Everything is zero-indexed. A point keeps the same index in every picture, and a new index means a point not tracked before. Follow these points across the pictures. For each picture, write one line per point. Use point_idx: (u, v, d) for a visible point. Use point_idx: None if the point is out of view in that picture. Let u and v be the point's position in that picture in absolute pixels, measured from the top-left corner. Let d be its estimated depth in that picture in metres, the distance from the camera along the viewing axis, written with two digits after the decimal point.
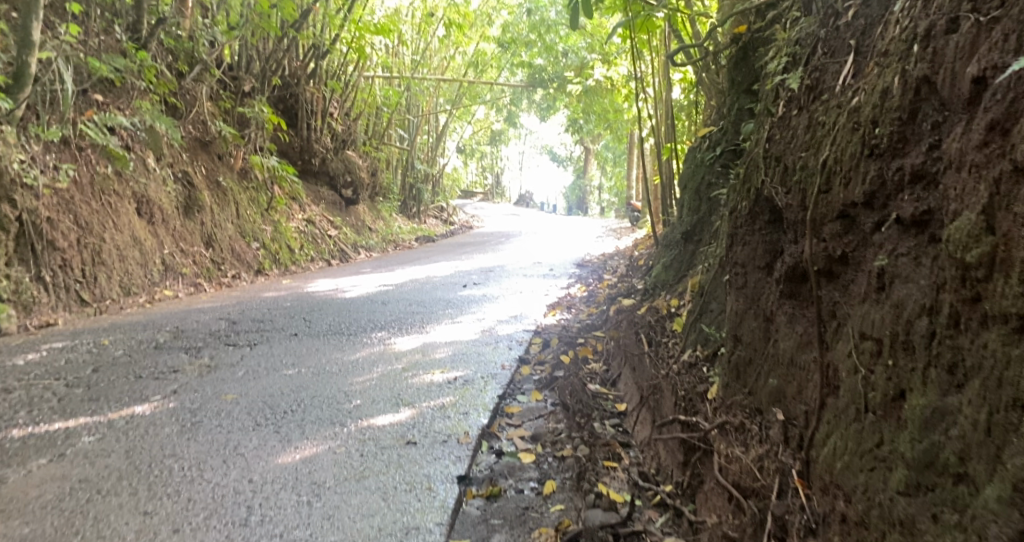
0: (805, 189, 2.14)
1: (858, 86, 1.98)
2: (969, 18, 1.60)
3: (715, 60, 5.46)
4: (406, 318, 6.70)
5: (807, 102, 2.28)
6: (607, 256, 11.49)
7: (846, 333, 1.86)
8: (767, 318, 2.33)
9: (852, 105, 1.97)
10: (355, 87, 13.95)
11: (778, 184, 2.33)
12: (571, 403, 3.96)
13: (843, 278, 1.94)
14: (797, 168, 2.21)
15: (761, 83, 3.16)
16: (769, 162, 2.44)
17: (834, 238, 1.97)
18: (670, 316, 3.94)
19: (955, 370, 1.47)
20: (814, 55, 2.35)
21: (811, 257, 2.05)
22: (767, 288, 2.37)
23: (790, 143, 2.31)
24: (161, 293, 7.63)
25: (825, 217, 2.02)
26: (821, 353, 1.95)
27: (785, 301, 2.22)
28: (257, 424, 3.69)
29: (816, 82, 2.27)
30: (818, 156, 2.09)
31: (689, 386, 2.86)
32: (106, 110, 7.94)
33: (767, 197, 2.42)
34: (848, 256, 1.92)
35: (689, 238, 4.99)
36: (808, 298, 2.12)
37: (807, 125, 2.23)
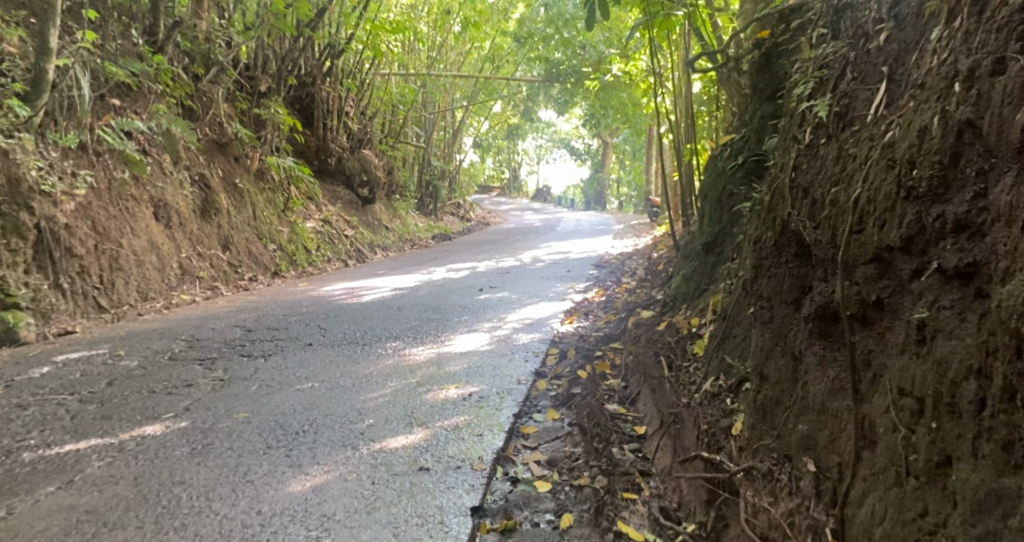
0: (836, 227, 2.17)
1: (893, 119, 2.03)
2: (1017, 59, 1.66)
3: (737, 65, 5.29)
4: (420, 326, 6.59)
5: (836, 131, 2.30)
6: (625, 256, 11.34)
7: (883, 386, 1.94)
8: (795, 358, 2.32)
9: (885, 139, 2.02)
10: (371, 86, 13.84)
11: (806, 218, 2.32)
12: (589, 426, 3.82)
13: (877, 326, 2.01)
14: (826, 204, 2.22)
15: (787, 99, 3.06)
16: (796, 192, 2.40)
17: (868, 282, 2.03)
18: (691, 336, 3.80)
19: (1012, 449, 1.55)
20: (843, 79, 2.35)
21: (844, 300, 2.10)
22: (796, 326, 2.34)
23: (818, 176, 2.30)
24: (179, 297, 7.58)
25: (857, 259, 2.07)
26: (855, 404, 2.01)
27: (814, 340, 2.25)
28: (268, 447, 3.62)
29: (846, 107, 2.29)
30: (851, 194, 2.11)
31: (712, 420, 2.75)
32: (124, 115, 7.91)
33: (795, 229, 2.38)
34: (883, 302, 1.99)
35: (711, 249, 4.79)
36: (839, 339, 2.16)
37: (836, 156, 2.24)
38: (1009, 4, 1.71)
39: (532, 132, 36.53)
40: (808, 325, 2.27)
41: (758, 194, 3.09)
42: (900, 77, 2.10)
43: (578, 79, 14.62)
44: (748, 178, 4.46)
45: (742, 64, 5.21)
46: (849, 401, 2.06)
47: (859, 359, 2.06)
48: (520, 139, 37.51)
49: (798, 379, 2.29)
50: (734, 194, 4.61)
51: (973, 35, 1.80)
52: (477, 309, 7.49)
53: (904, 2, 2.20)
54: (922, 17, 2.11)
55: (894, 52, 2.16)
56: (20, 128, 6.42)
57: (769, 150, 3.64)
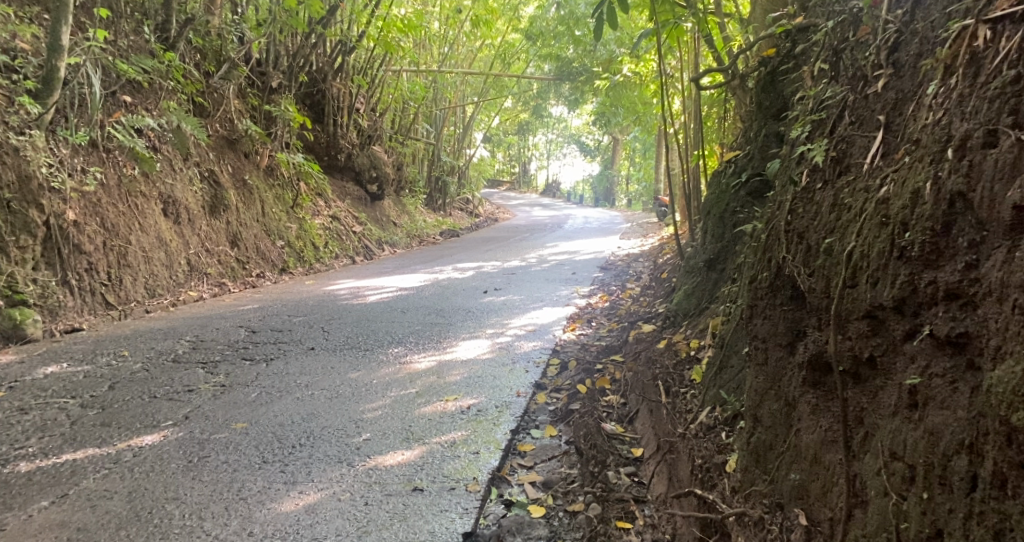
0: (829, 277, 2.16)
1: (887, 173, 2.04)
2: (1009, 135, 1.70)
3: (743, 81, 5.24)
4: (423, 332, 6.57)
5: (833, 178, 2.29)
6: (633, 258, 11.28)
7: (874, 446, 1.95)
8: (789, 403, 2.31)
9: (879, 194, 2.03)
10: (381, 82, 13.80)
11: (800, 264, 2.29)
12: (585, 448, 3.79)
13: (870, 383, 2.02)
14: (821, 252, 2.21)
15: (790, 129, 3.04)
16: (790, 235, 2.36)
17: (861, 338, 2.04)
18: (691, 360, 3.77)
19: (1002, 536, 1.61)
20: (841, 123, 2.33)
21: (837, 356, 2.10)
22: (790, 371, 2.32)
23: (813, 221, 2.28)
24: (185, 294, 7.61)
25: (851, 314, 2.07)
26: (847, 459, 2.03)
27: (808, 389, 2.24)
28: (264, 461, 3.64)
29: (843, 152, 2.29)
30: (844, 245, 2.11)
31: (706, 455, 2.73)
32: (135, 112, 7.86)
33: (789, 273, 2.36)
34: (876, 360, 2.00)
35: (713, 266, 4.74)
36: (832, 391, 2.16)
37: (831, 203, 2.24)
38: (1004, 75, 1.77)
39: (543, 127, 36.45)
40: (801, 372, 2.26)
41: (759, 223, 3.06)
42: (896, 128, 2.09)
43: (590, 78, 14.52)
44: (752, 196, 4.41)
45: (750, 79, 5.16)
46: (841, 455, 2.06)
47: (851, 416, 2.06)
48: (532, 134, 37.42)
49: (790, 425, 2.28)
50: (738, 212, 4.57)
51: (967, 99, 1.84)
52: (481, 313, 7.46)
53: (902, 48, 2.19)
54: (920, 68, 2.10)
55: (891, 100, 2.16)
56: (31, 125, 6.41)
57: (773, 174, 3.60)
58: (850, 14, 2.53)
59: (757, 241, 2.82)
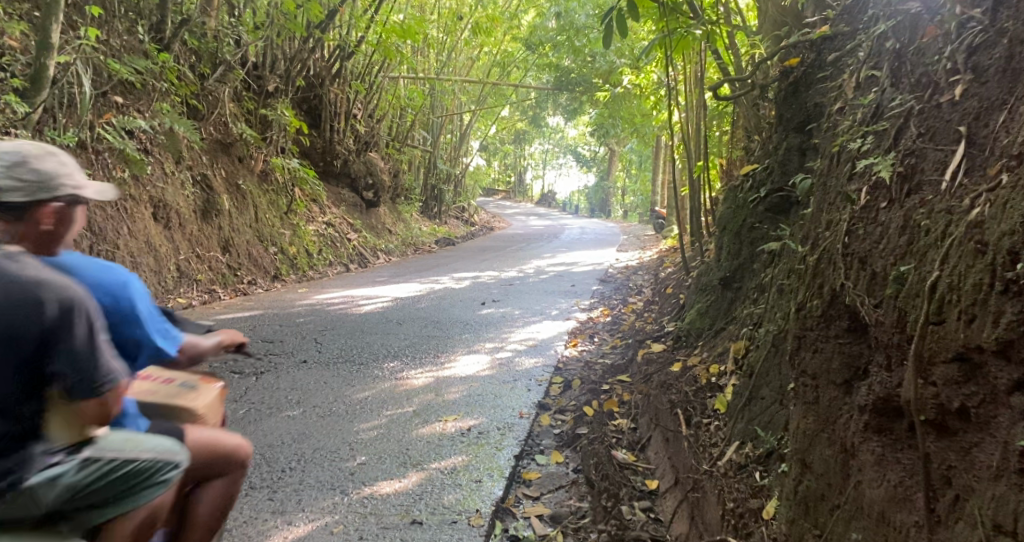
0: (902, 310, 1.92)
1: (980, 192, 1.80)
2: None
3: (762, 92, 5.01)
4: (420, 345, 6.30)
5: (900, 198, 2.07)
6: (632, 270, 11.06)
7: (967, 513, 1.69)
8: (847, 450, 2.07)
9: (970, 216, 1.78)
10: (379, 88, 13.56)
11: (864, 293, 2.07)
12: (596, 479, 3.54)
13: (960, 438, 1.75)
14: (890, 281, 1.99)
15: (830, 141, 2.81)
16: (846, 260, 2.17)
17: (950, 384, 1.76)
18: (712, 388, 3.53)
19: None
20: (904, 136, 2.13)
21: (918, 404, 1.83)
22: (849, 413, 2.09)
23: (875, 246, 2.08)
24: (174, 301, 7.32)
25: (935, 356, 1.79)
26: (928, 524, 1.77)
27: (872, 436, 2.00)
28: (251, 487, 3.38)
29: (912, 167, 2.07)
30: (923, 275, 1.87)
31: (740, 498, 2.52)
32: (126, 113, 7.60)
33: (847, 303, 2.14)
34: (968, 411, 1.73)
35: (728, 284, 4.48)
36: (903, 440, 1.91)
37: (901, 224, 2.02)
38: None
39: (540, 137, 36.30)
40: (864, 416, 2.02)
41: (799, 242, 2.84)
42: (981, 140, 1.88)
43: (589, 88, 14.31)
44: (772, 211, 4.18)
45: (769, 92, 4.94)
46: (918, 517, 1.81)
47: (935, 476, 1.80)
48: (528, 143, 37.24)
49: (849, 475, 2.05)
50: (755, 228, 4.33)
51: None
52: (479, 326, 7.20)
53: (982, 52, 1.98)
54: (1010, 73, 1.88)
55: (973, 109, 1.94)
56: (16, 125, 6.14)
57: (802, 191, 3.38)
58: (910, 16, 2.31)
59: (799, 264, 2.61)
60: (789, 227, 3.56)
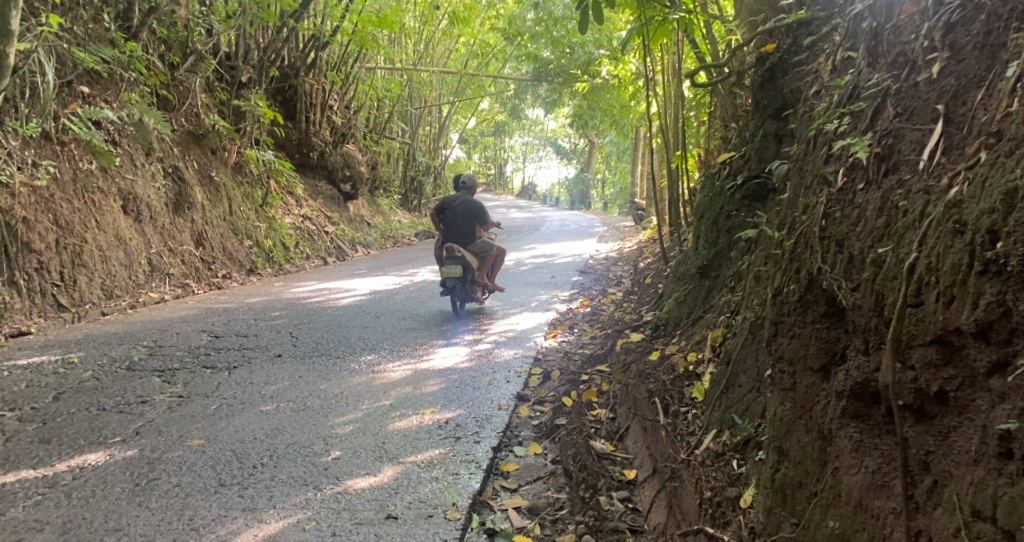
0: (879, 292, 1.89)
1: (959, 171, 1.77)
2: None
3: (740, 79, 4.98)
4: (398, 338, 6.23)
5: (877, 180, 2.03)
6: (612, 261, 11.03)
7: (947, 499, 1.66)
8: (824, 436, 2.04)
9: (948, 197, 1.75)
10: (356, 79, 13.39)
11: (840, 276, 2.03)
12: (574, 470, 3.49)
13: (939, 423, 1.72)
14: (868, 264, 1.95)
15: (807, 125, 2.78)
16: (823, 243, 2.13)
17: (928, 368, 1.73)
18: (690, 376, 3.49)
19: None
20: (881, 116, 2.09)
21: (896, 389, 1.80)
22: (825, 398, 2.06)
23: (853, 228, 2.04)
24: (145, 296, 7.18)
25: (914, 339, 1.76)
26: (906, 511, 1.74)
27: (849, 422, 1.96)
28: (221, 484, 3.31)
29: (890, 147, 2.03)
30: (902, 256, 1.84)
31: (717, 487, 2.49)
32: (92, 103, 7.43)
33: (824, 286, 2.10)
34: (947, 395, 1.71)
35: (706, 273, 4.45)
36: (881, 426, 1.88)
37: (879, 206, 1.98)
38: None
39: (520, 129, 36.18)
40: (841, 402, 1.99)
41: (777, 228, 2.79)
42: (960, 119, 1.85)
43: (568, 80, 14.20)
44: (749, 199, 4.15)
45: (746, 78, 4.91)
46: (896, 503, 1.78)
47: (913, 462, 1.77)
48: (508, 135, 37.14)
49: (826, 461, 2.01)
50: (733, 216, 4.30)
51: None
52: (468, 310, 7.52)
53: (960, 29, 1.95)
54: (989, 49, 1.85)
55: (951, 87, 1.92)
56: None
57: (780, 177, 3.35)
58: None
59: (776, 250, 2.57)
60: (765, 214, 3.54)
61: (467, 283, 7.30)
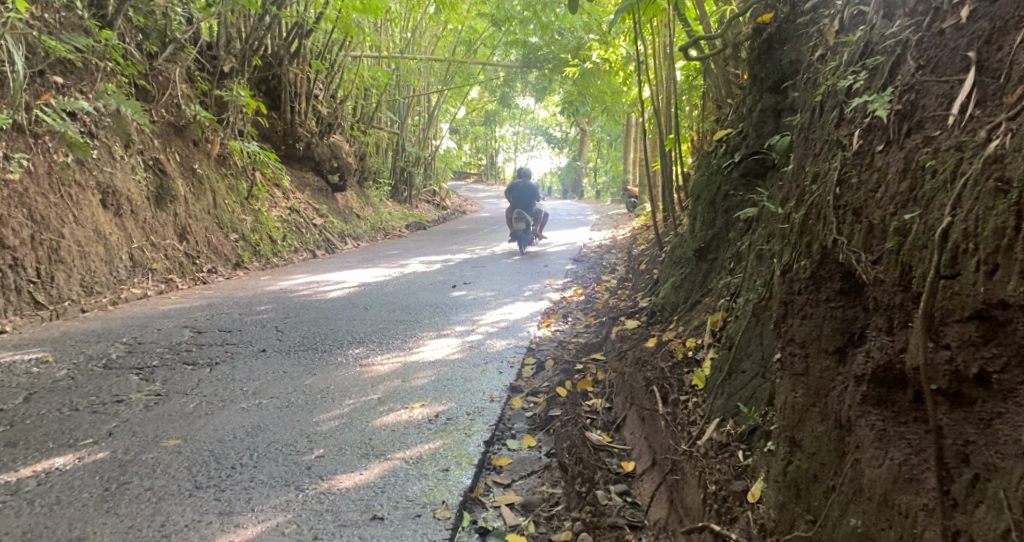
0: (905, 263, 1.73)
1: (999, 122, 1.60)
2: None
3: (736, 52, 4.79)
4: (387, 330, 6.06)
5: (898, 139, 1.86)
6: (606, 248, 10.86)
7: (991, 496, 1.50)
8: (842, 425, 1.87)
9: (988, 152, 1.59)
10: (342, 68, 13.14)
11: (859, 248, 1.87)
12: (569, 463, 3.33)
13: (980, 409, 1.56)
14: (891, 234, 1.79)
15: (815, 91, 2.60)
16: (839, 213, 1.96)
17: (968, 346, 1.57)
18: (689, 363, 3.31)
19: None
20: (901, 70, 1.93)
21: (929, 372, 1.64)
22: (843, 383, 1.90)
23: (872, 195, 1.88)
24: (127, 291, 6.97)
25: (950, 315, 1.60)
26: (941, 508, 1.58)
27: (870, 409, 1.80)
28: (196, 487, 3.13)
29: (913, 104, 1.86)
30: (932, 223, 1.68)
31: (722, 481, 2.33)
32: (67, 94, 7.18)
33: (839, 260, 1.94)
34: (989, 376, 1.55)
35: (704, 255, 4.27)
36: (908, 413, 1.73)
37: (901, 169, 1.82)
38: None
39: (510, 118, 35.94)
40: (861, 388, 1.83)
41: (784, 202, 2.62)
42: (996, 66, 1.68)
43: (557, 65, 13.96)
44: (747, 177, 3.97)
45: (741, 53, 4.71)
46: (927, 499, 1.63)
47: (948, 453, 1.61)
48: (499, 125, 36.87)
49: (845, 452, 1.85)
50: (730, 195, 4.12)
51: None
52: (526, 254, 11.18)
53: None
54: None
55: (984, 32, 1.75)
56: None
57: (783, 149, 3.18)
58: None
59: (782, 225, 2.40)
60: (767, 191, 3.36)
61: (528, 234, 11.18)
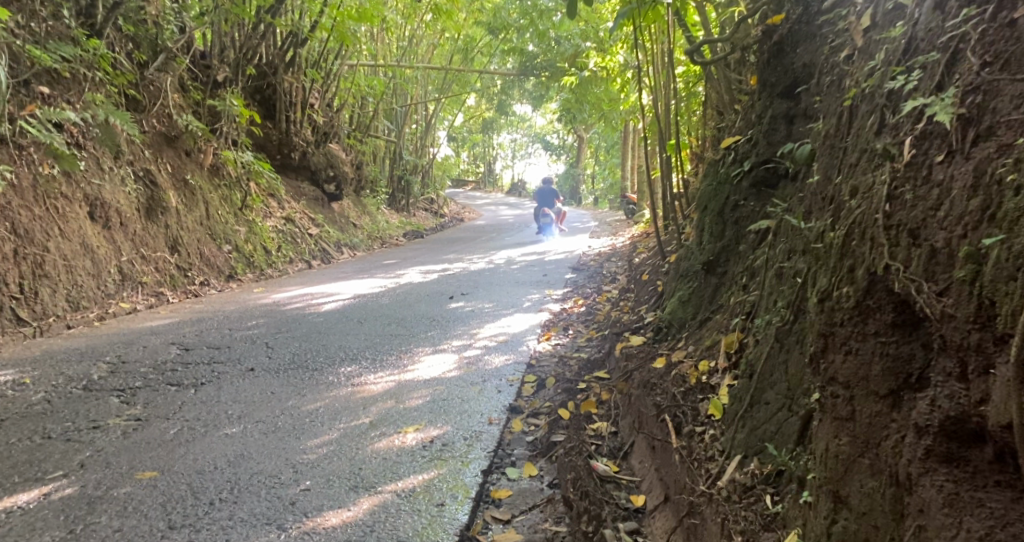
0: (983, 298, 1.60)
1: None
2: None
3: (744, 56, 4.57)
4: (382, 345, 5.81)
5: (964, 148, 1.74)
6: (606, 257, 10.62)
7: None
8: (899, 482, 1.75)
9: None
10: (337, 76, 12.92)
11: (920, 275, 1.76)
12: (574, 498, 3.08)
13: None
14: (960, 261, 1.68)
15: (848, 94, 2.38)
16: (891, 234, 1.87)
17: None
18: (703, 388, 3.07)
19: None
20: (963, 66, 1.80)
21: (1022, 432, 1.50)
22: (901, 433, 1.78)
23: (932, 214, 1.78)
24: (116, 306, 6.73)
25: None
26: None
27: (938, 466, 1.68)
28: (169, 527, 2.92)
29: (981, 106, 1.73)
30: (1018, 251, 1.54)
31: (751, 531, 2.16)
32: (53, 105, 6.93)
33: (893, 290, 1.84)
34: None
35: (712, 269, 4.02)
36: (986, 473, 1.61)
37: (970, 184, 1.69)
38: None
39: (508, 126, 35.70)
40: (924, 441, 1.71)
41: (816, 216, 2.43)
42: None
43: (555, 73, 13.75)
44: (757, 187, 3.72)
45: (751, 56, 4.50)
46: None
47: None
48: (497, 132, 36.57)
49: (903, 515, 1.72)
50: (740, 206, 3.86)
51: None
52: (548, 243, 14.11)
53: None
54: None
55: None
56: None
57: (804, 158, 2.91)
58: None
59: (819, 244, 2.26)
60: (784, 203, 3.14)
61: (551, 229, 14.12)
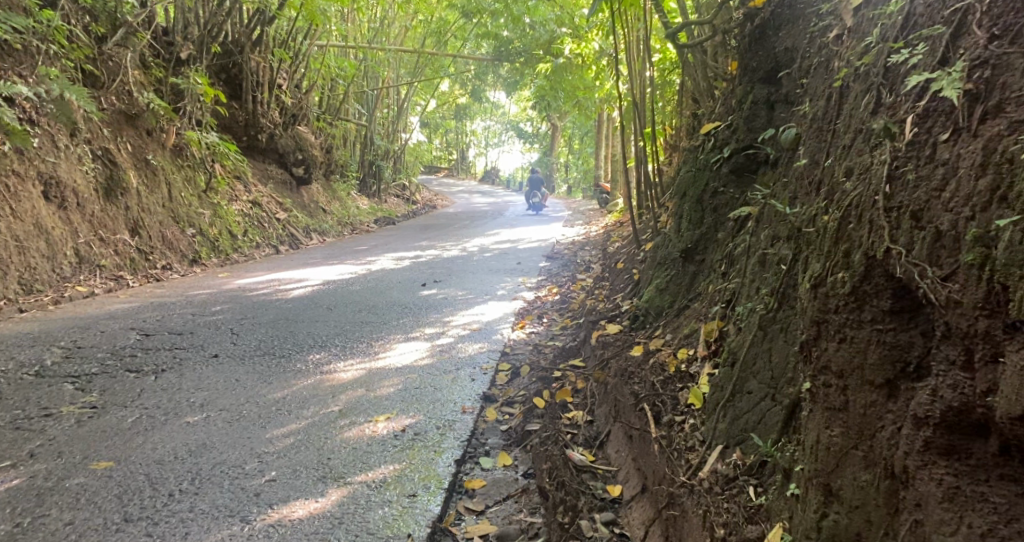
0: (992, 283, 1.57)
1: None
2: None
3: (725, 40, 4.51)
4: (352, 333, 5.67)
5: (970, 126, 1.71)
6: (581, 245, 10.53)
7: None
8: (896, 474, 1.74)
9: None
10: (306, 57, 12.60)
11: (922, 259, 1.72)
12: (550, 488, 3.01)
13: None
14: (967, 244, 1.65)
15: (842, 72, 2.33)
16: (891, 217, 1.82)
17: None
18: (682, 377, 3.02)
19: None
20: (969, 40, 1.79)
21: None
22: (898, 425, 1.76)
23: (936, 194, 1.74)
24: (72, 289, 6.50)
25: None
26: None
27: (936, 458, 1.67)
28: (125, 520, 2.78)
29: (989, 82, 1.70)
30: None
31: (732, 524, 2.13)
32: (3, 78, 6.62)
33: (893, 274, 1.80)
34: None
35: (691, 257, 3.96)
36: (985, 467, 1.61)
37: (979, 162, 1.66)
38: None
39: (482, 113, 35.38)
40: (922, 434, 1.69)
41: (806, 202, 2.38)
42: None
43: (529, 59, 13.57)
44: (738, 173, 3.67)
45: (732, 41, 4.43)
46: None
47: None
48: (471, 119, 36.25)
49: (899, 509, 1.72)
50: (720, 193, 3.81)
51: None
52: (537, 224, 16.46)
53: None
54: None
55: None
56: None
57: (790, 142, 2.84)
58: None
59: (811, 229, 2.21)
60: (768, 188, 3.09)
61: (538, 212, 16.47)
